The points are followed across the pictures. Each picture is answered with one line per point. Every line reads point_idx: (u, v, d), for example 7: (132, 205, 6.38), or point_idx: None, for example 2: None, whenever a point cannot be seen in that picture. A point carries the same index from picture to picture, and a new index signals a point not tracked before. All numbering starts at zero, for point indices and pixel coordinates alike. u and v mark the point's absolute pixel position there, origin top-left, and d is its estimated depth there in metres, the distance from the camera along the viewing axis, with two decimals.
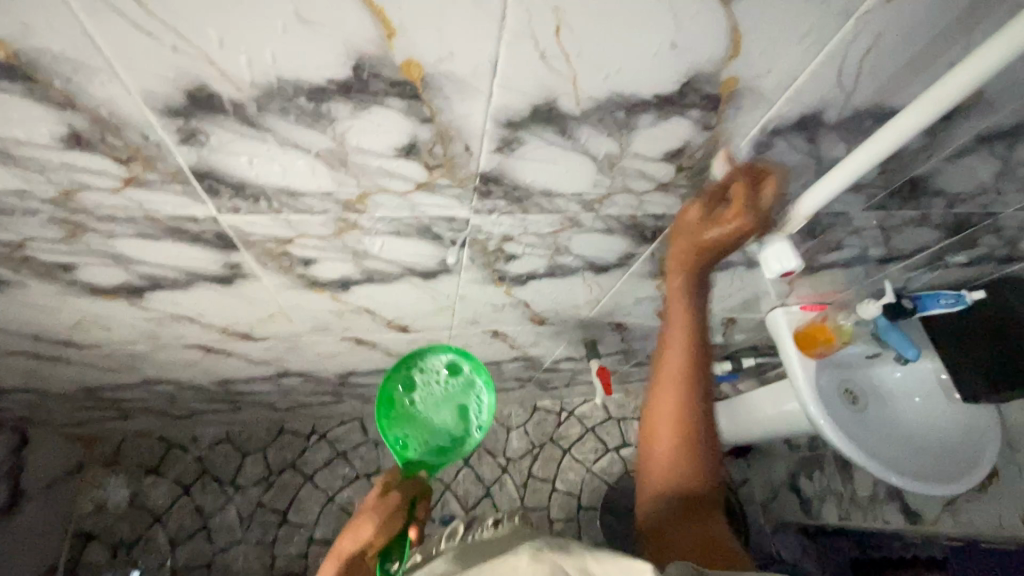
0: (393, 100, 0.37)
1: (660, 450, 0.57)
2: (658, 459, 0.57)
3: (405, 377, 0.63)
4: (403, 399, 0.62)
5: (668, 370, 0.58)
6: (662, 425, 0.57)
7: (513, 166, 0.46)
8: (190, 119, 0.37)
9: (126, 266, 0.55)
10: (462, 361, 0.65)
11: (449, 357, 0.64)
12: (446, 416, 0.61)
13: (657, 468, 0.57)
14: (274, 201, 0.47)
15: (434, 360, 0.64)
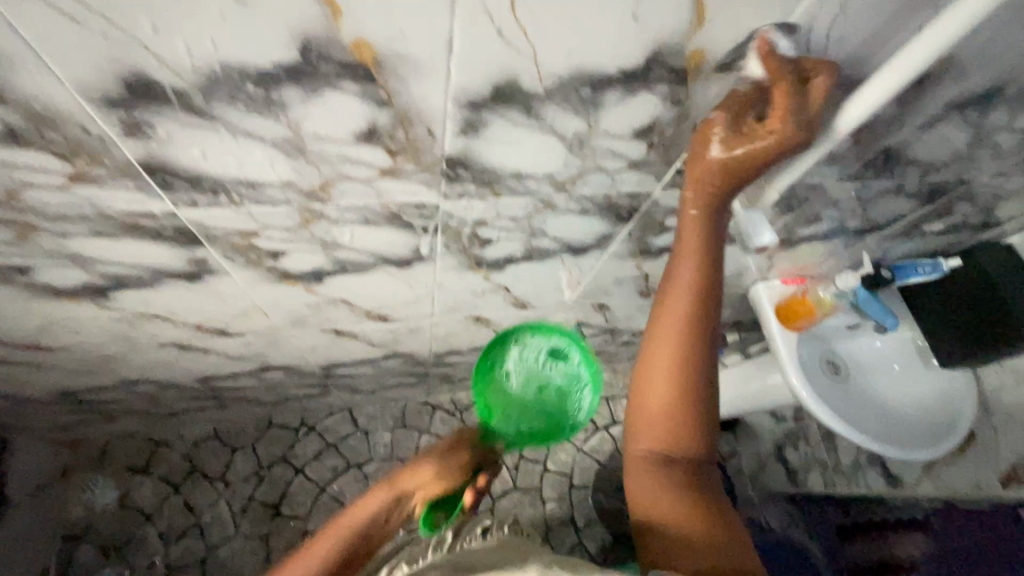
0: (347, 84, 0.35)
1: (651, 422, 0.53)
2: (646, 423, 0.54)
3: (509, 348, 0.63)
4: (500, 371, 0.62)
5: (668, 317, 0.53)
6: (653, 387, 0.53)
7: (479, 148, 0.44)
8: (133, 110, 0.35)
9: (85, 265, 0.53)
10: (571, 349, 0.62)
11: (558, 342, 0.62)
12: (539, 399, 0.60)
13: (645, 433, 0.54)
14: (234, 193, 0.45)
15: (541, 342, 0.63)
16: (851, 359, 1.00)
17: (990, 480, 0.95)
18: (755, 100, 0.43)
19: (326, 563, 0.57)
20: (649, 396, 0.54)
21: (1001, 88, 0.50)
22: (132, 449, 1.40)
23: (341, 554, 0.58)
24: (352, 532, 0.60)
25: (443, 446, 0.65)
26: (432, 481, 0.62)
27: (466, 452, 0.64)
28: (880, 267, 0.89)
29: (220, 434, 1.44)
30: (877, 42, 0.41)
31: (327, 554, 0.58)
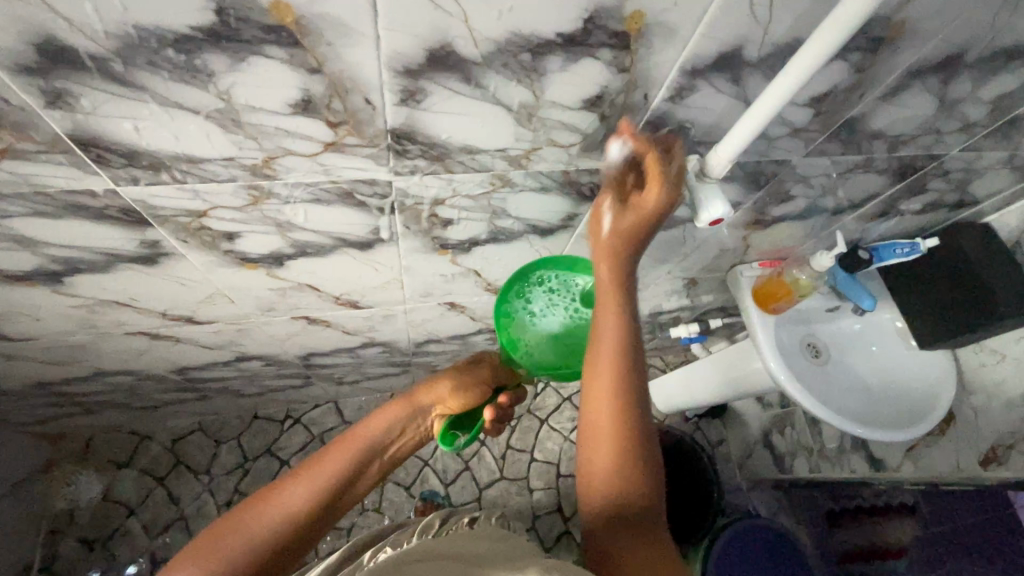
0: (273, 49, 0.34)
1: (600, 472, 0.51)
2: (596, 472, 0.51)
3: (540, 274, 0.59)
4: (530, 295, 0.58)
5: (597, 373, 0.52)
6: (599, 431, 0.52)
7: (423, 120, 0.43)
8: (50, 77, 0.34)
9: (33, 248, 0.52)
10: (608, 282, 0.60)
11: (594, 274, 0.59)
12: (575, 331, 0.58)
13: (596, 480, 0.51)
14: (175, 170, 0.44)
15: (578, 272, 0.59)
16: (833, 342, 0.99)
17: (970, 459, 0.94)
18: (631, 181, 0.51)
19: (341, 473, 0.54)
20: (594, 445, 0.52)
21: (961, 54, 0.49)
22: (116, 442, 1.40)
23: (356, 462, 0.56)
24: (366, 442, 0.57)
25: (464, 364, 0.64)
26: (452, 395, 0.62)
27: (488, 369, 0.63)
28: (857, 248, 0.88)
29: (205, 427, 1.43)
30: (823, 4, 0.40)
31: (343, 462, 0.55)
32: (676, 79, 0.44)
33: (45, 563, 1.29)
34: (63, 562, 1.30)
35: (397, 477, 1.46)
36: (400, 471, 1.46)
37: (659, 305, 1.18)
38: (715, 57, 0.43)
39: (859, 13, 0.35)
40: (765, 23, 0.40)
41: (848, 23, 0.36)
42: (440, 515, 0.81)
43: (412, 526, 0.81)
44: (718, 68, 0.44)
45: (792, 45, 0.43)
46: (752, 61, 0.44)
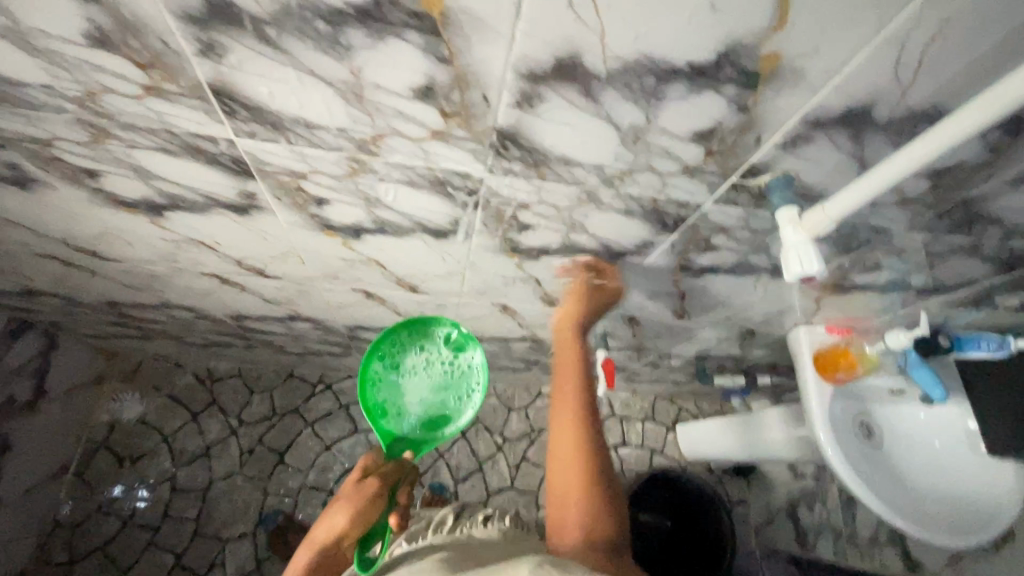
0: (412, 34, 0.36)
1: (568, 515, 0.61)
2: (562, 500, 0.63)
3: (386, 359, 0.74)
4: (383, 378, 0.74)
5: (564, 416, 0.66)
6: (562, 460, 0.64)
7: (532, 125, 0.44)
8: (209, 29, 0.36)
9: (147, 179, 0.56)
10: (459, 351, 0.76)
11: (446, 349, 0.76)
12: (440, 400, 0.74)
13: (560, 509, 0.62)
14: (290, 131, 0.47)
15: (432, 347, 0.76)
16: (889, 425, 0.93)
17: None
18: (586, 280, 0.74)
19: None
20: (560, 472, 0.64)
21: None
22: (163, 371, 1.48)
23: None
24: None
25: (352, 482, 0.70)
26: (350, 526, 0.66)
27: (373, 484, 0.68)
28: (937, 333, 0.80)
29: (243, 374, 1.50)
30: (974, 75, 0.38)
31: None
32: (793, 128, 0.43)
33: (80, 469, 1.38)
34: (94, 472, 1.38)
35: None
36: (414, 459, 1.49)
37: (706, 349, 1.15)
38: (842, 112, 0.41)
39: (1008, 103, 0.33)
40: (905, 86, 0.38)
41: (994, 110, 0.34)
42: (453, 511, 0.89)
43: (425, 521, 0.90)
44: (841, 124, 0.43)
45: (927, 113, 0.41)
46: (879, 123, 0.42)
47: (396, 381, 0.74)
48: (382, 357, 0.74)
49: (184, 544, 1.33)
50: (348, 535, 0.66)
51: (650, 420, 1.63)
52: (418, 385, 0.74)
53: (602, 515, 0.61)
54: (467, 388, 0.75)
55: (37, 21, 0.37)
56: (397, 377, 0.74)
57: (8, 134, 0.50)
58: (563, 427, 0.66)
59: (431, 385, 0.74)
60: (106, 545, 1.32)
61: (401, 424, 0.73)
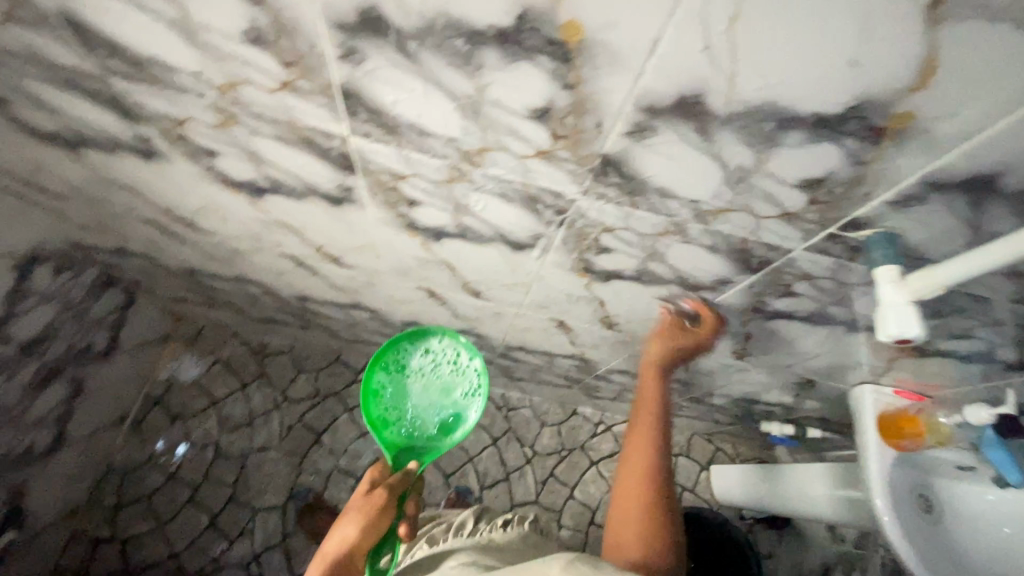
0: (544, 59, 0.37)
1: (623, 527, 0.71)
2: (622, 524, 0.72)
3: (384, 372, 0.82)
4: (382, 391, 0.81)
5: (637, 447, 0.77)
6: (629, 487, 0.74)
7: (638, 154, 0.45)
8: (356, 37, 0.39)
9: (258, 164, 0.60)
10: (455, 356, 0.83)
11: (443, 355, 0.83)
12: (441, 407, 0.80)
13: (621, 531, 0.71)
14: (403, 135, 0.49)
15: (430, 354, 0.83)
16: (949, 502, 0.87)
17: None
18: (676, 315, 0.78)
19: None
20: (625, 502, 0.74)
21: None
22: (221, 338, 1.56)
23: None
24: None
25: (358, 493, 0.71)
26: (361, 536, 0.67)
27: (381, 495, 0.70)
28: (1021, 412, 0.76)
29: (294, 352, 1.56)
30: None
31: None
32: (909, 187, 0.42)
33: (137, 419, 1.46)
34: (148, 425, 1.46)
35: (440, 462, 1.50)
36: (444, 458, 1.51)
37: (758, 393, 1.12)
38: (964, 178, 0.40)
39: None
40: None
41: None
42: (473, 514, 0.89)
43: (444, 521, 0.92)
44: (962, 188, 0.41)
45: None
46: (1007, 192, 0.40)
47: (396, 390, 0.81)
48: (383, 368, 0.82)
49: (219, 506, 1.39)
50: (360, 547, 0.67)
51: (684, 455, 1.60)
52: (419, 392, 0.81)
53: (657, 537, 0.70)
54: (467, 393, 0.81)
55: (205, 15, 0.40)
56: (397, 386, 0.82)
57: (149, 110, 0.55)
58: (638, 457, 0.76)
59: (432, 390, 0.81)
60: (150, 496, 1.39)
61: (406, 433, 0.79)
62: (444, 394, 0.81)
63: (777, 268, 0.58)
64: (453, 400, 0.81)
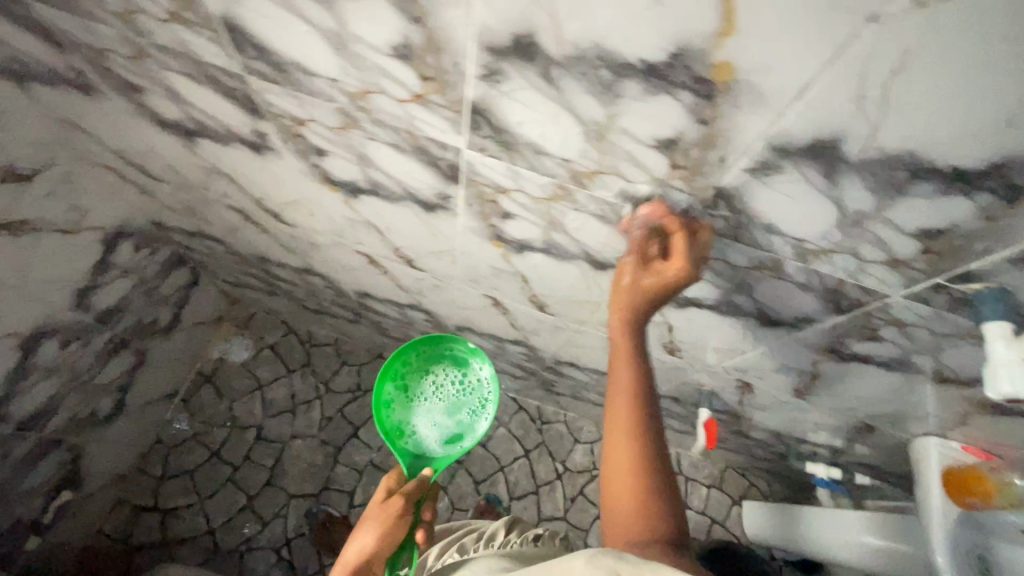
0: (687, 95, 0.38)
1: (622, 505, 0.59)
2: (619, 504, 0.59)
3: (395, 385, 0.89)
4: (394, 402, 0.89)
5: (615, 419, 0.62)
6: (618, 464, 0.60)
7: (755, 190, 0.45)
8: (504, 59, 0.41)
9: (364, 166, 0.62)
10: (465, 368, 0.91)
11: (452, 367, 0.90)
12: (452, 417, 0.88)
13: (619, 512, 0.59)
14: (519, 152, 0.51)
15: (440, 366, 0.91)
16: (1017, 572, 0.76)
17: None
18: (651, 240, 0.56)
19: None
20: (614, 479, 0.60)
21: None
22: (271, 325, 1.61)
23: None
24: None
25: (374, 502, 0.77)
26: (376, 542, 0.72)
27: (395, 502, 0.74)
28: None
29: (339, 345, 1.60)
30: None
31: None
32: None
33: (186, 395, 1.51)
34: (198, 402, 1.51)
35: (472, 468, 1.51)
36: (476, 464, 1.52)
37: (808, 432, 1.10)
38: None
39: None
40: None
41: None
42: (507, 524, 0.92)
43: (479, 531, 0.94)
44: None
45: None
46: None
47: (408, 400, 0.89)
48: (393, 379, 0.89)
49: (257, 488, 1.43)
50: (377, 552, 0.72)
51: (716, 487, 1.58)
52: (429, 404, 0.88)
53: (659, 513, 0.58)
54: (476, 404, 0.89)
55: (359, 29, 0.42)
56: (408, 398, 0.89)
57: (273, 109, 0.57)
58: (621, 428, 0.61)
59: (443, 400, 0.89)
60: (192, 471, 1.43)
61: (417, 442, 0.86)
62: (455, 404, 0.89)
63: (867, 313, 0.58)
64: (464, 409, 0.89)
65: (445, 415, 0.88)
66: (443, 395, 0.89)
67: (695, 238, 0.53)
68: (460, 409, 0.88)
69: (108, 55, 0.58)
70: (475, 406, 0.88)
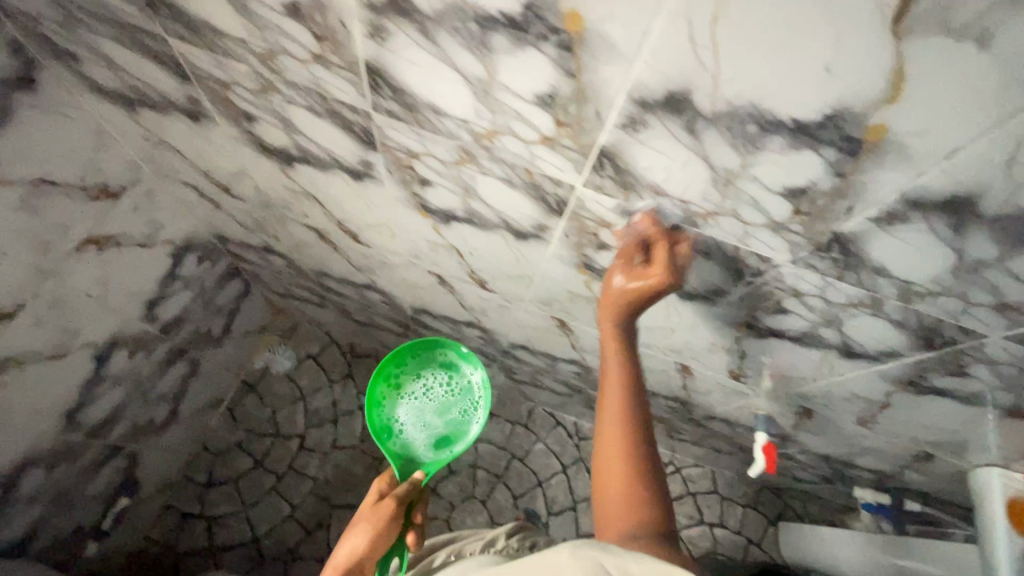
0: (830, 151, 0.40)
1: (612, 499, 0.65)
2: (612, 493, 0.65)
3: (386, 386, 0.92)
4: (384, 403, 0.91)
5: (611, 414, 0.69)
6: (611, 455, 0.67)
7: (874, 236, 0.47)
8: (650, 111, 0.43)
9: (467, 197, 0.65)
10: (455, 370, 0.94)
11: (443, 369, 0.93)
12: (442, 419, 0.89)
13: (610, 503, 0.65)
14: (637, 192, 0.53)
15: (432, 369, 0.94)
16: None
17: None
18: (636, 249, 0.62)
19: None
20: (608, 470, 0.67)
21: None
22: (313, 335, 1.63)
23: None
24: None
25: (369, 502, 0.77)
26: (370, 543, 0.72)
27: (388, 504, 0.75)
28: None
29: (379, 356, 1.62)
30: None
31: None
32: None
33: (230, 403, 1.54)
34: (242, 410, 1.53)
35: (511, 482, 1.53)
36: (514, 479, 1.53)
37: (860, 458, 1.11)
38: None
39: None
40: None
41: None
42: (506, 532, 0.93)
43: (477, 536, 0.95)
44: None
45: None
46: None
47: (397, 401, 0.91)
48: (385, 380, 0.92)
49: (300, 497, 1.44)
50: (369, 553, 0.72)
51: (751, 507, 1.58)
52: (420, 406, 0.90)
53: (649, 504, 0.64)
54: (467, 407, 0.91)
55: (507, 79, 0.45)
56: (398, 400, 0.91)
57: (388, 143, 0.60)
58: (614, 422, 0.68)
59: (433, 401, 0.91)
60: (237, 478, 1.45)
61: (408, 443, 0.88)
62: (445, 406, 0.91)
63: (960, 351, 0.60)
64: (455, 411, 0.91)
65: (435, 418, 0.90)
66: (434, 398, 0.92)
67: (675, 249, 0.59)
68: (451, 411, 0.90)
69: (232, 88, 0.60)
70: (465, 409, 0.90)
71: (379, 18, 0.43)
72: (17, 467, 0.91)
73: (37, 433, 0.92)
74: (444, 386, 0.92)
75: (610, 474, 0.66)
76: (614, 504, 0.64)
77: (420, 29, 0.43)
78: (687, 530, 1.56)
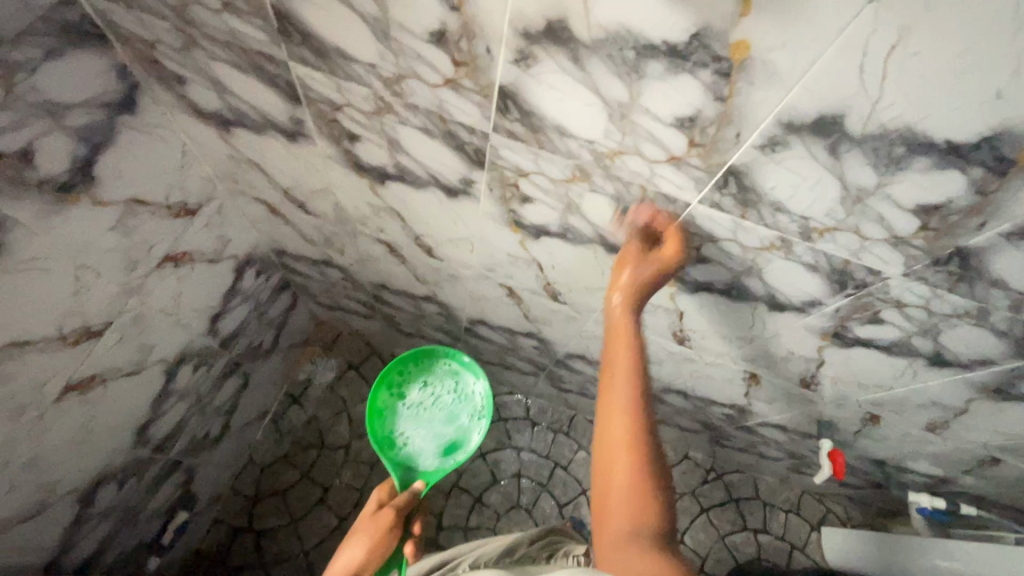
0: (978, 171, 0.42)
1: (614, 494, 0.60)
2: (613, 491, 0.60)
3: (387, 394, 0.92)
4: (386, 412, 0.91)
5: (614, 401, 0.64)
6: (614, 444, 0.62)
7: (1001, 250, 0.49)
8: (793, 133, 0.44)
9: (567, 213, 0.66)
10: (459, 379, 0.95)
11: (446, 378, 0.95)
12: (443, 428, 0.90)
13: (610, 501, 0.60)
14: (755, 209, 0.54)
15: (434, 377, 0.95)
16: None
17: None
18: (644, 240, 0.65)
19: None
20: (607, 459, 0.62)
21: None
22: (354, 345, 1.63)
23: None
24: None
25: (365, 513, 0.79)
26: (366, 558, 0.74)
27: (386, 518, 0.76)
28: None
29: None
30: None
31: None
32: None
33: (275, 415, 1.54)
34: (288, 422, 1.54)
35: (555, 490, 1.53)
36: (559, 487, 1.54)
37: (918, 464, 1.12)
38: None
39: None
40: None
41: None
42: (521, 538, 0.94)
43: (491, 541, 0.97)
44: None
45: None
46: None
47: (402, 409, 0.91)
48: (389, 388, 0.92)
49: (348, 510, 1.43)
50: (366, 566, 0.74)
51: (794, 512, 1.59)
52: (424, 414, 0.91)
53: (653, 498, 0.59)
54: (468, 416, 0.92)
55: (648, 103, 0.46)
56: (401, 408, 0.91)
57: (498, 161, 0.61)
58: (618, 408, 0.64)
59: (436, 410, 0.92)
60: (285, 491, 1.46)
61: (411, 451, 0.88)
62: (448, 416, 0.92)
63: None
64: (457, 421, 0.91)
65: (439, 427, 0.90)
66: (436, 409, 0.92)
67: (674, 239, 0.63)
68: (454, 421, 0.91)
69: (344, 109, 0.62)
70: (469, 419, 0.92)
71: (530, 45, 0.45)
72: (92, 484, 0.91)
73: (113, 450, 0.92)
74: (447, 394, 0.93)
75: (611, 465, 0.61)
76: (617, 501, 0.59)
77: (571, 55, 0.44)
78: (732, 536, 1.56)
